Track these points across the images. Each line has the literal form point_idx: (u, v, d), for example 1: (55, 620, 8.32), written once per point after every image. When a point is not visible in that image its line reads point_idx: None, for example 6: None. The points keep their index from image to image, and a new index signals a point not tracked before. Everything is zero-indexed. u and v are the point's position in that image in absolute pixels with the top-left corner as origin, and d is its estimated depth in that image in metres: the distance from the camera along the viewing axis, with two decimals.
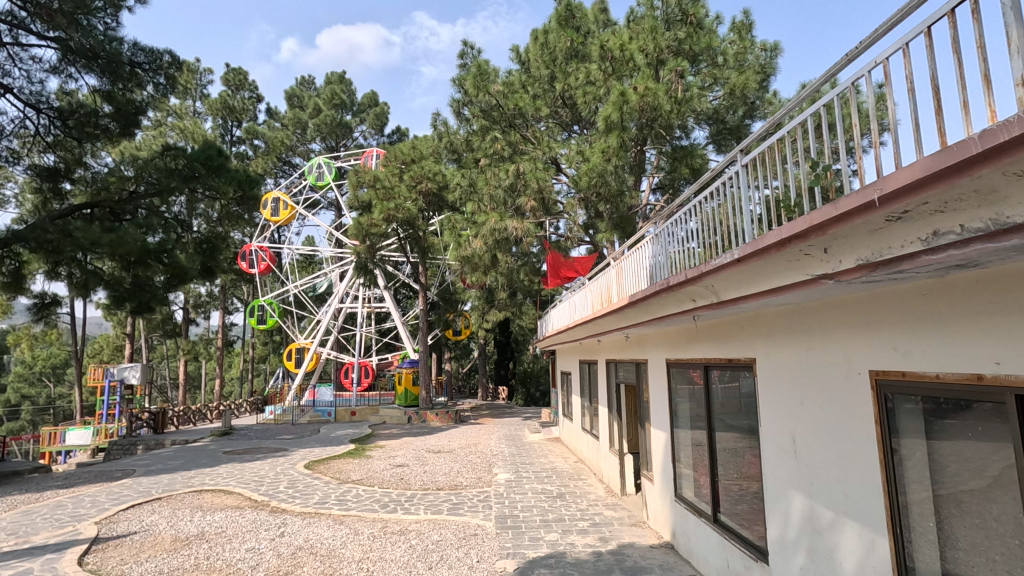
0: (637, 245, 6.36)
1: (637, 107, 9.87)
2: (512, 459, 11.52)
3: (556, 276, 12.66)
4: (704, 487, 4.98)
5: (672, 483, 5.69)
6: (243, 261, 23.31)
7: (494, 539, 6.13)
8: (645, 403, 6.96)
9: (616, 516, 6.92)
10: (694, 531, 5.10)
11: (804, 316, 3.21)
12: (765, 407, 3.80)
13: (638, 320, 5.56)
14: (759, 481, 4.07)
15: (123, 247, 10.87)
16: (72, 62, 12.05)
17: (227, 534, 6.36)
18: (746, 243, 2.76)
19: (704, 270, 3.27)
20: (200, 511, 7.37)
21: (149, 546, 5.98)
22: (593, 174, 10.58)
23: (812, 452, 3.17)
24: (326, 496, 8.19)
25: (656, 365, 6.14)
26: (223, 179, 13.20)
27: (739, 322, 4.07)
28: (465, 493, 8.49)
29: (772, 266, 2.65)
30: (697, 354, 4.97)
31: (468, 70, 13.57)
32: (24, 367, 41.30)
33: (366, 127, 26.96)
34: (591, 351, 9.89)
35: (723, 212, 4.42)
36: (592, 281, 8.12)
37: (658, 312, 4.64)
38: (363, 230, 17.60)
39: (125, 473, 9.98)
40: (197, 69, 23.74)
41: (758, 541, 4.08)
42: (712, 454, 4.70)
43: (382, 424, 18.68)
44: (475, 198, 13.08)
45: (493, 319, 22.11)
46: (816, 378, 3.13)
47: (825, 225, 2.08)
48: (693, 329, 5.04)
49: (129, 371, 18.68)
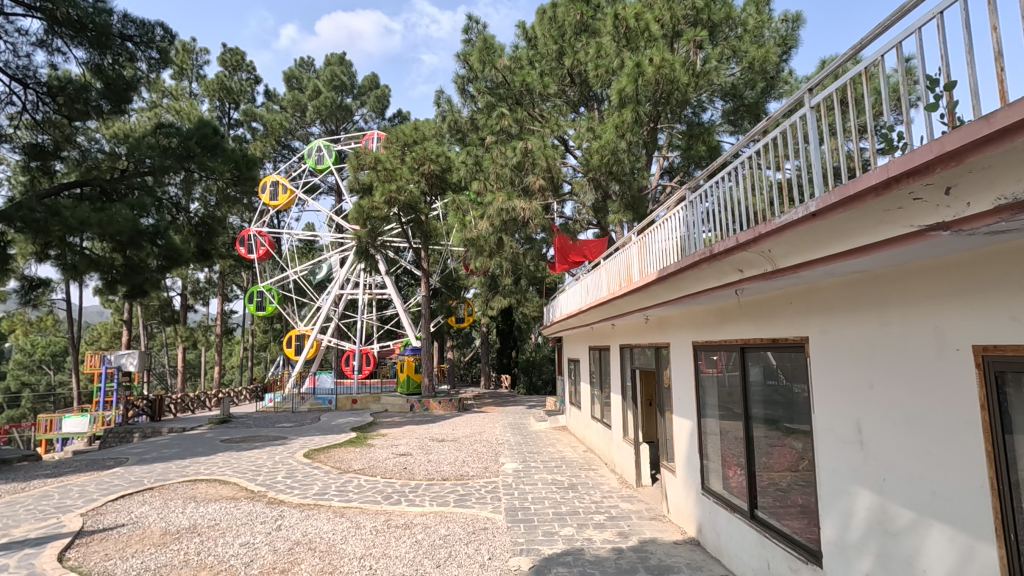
0: (660, 220, 5.88)
1: (652, 79, 9.40)
2: (519, 448, 11.13)
3: (564, 260, 12.45)
4: (737, 481, 4.56)
5: (699, 477, 5.25)
6: (242, 246, 22.78)
7: (506, 534, 5.74)
8: (664, 391, 6.55)
9: (634, 509, 6.51)
10: (726, 529, 4.67)
11: (877, 285, 2.79)
12: (817, 392, 3.37)
13: (663, 299, 5.10)
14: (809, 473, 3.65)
15: (113, 227, 10.39)
16: (60, 35, 11.59)
17: (221, 527, 5.96)
18: (827, 193, 2.31)
19: (763, 231, 2.82)
20: (193, 502, 6.99)
21: (137, 540, 5.60)
22: (605, 152, 10.09)
23: (885, 442, 2.76)
24: (327, 487, 7.81)
25: (681, 348, 5.69)
26: (219, 159, 12.75)
27: (787, 297, 3.63)
28: (472, 483, 8.10)
29: (862, 217, 2.20)
30: (731, 335, 4.52)
31: (473, 45, 13.00)
32: (24, 355, 41.15)
33: (366, 110, 26.27)
34: (603, 335, 9.49)
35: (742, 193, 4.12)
36: (608, 260, 7.60)
37: (691, 289, 4.20)
38: (364, 213, 17.07)
39: (117, 462, 9.59)
40: (193, 48, 23.08)
41: (809, 541, 3.66)
42: (750, 444, 4.28)
43: (384, 412, 18.33)
44: (481, 177, 12.63)
45: (497, 306, 21.57)
46: (893, 357, 2.70)
47: (961, 153, 1.64)
48: (725, 308, 4.63)
49: (127, 358, 18.27)
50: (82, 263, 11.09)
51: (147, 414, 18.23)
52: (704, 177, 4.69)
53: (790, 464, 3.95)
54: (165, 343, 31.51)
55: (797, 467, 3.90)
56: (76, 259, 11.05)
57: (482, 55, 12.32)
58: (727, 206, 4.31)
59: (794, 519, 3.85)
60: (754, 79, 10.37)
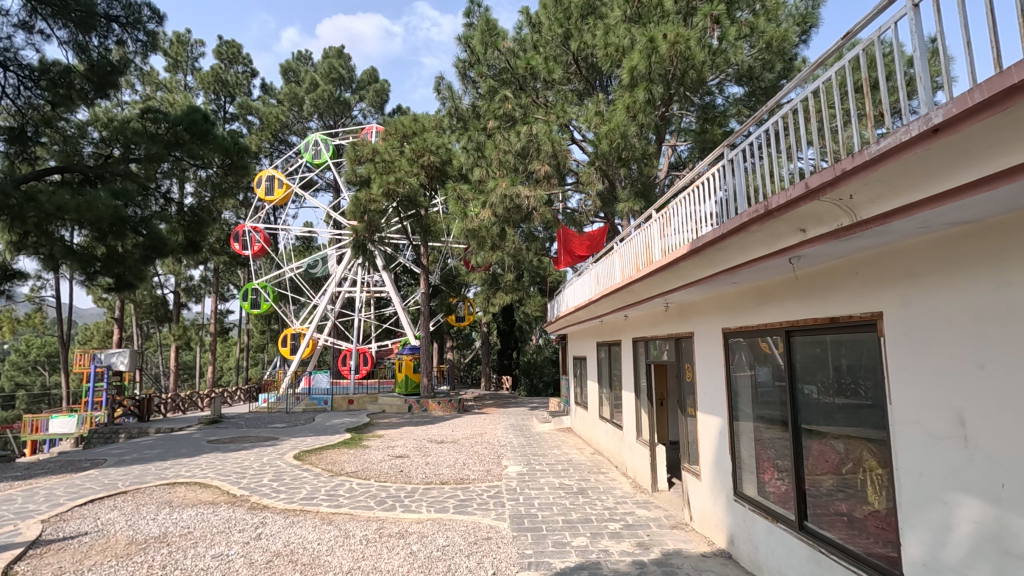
0: (677, 199, 5.35)
1: (666, 56, 8.87)
2: (523, 450, 10.54)
3: (568, 255, 11.67)
4: (778, 485, 3.98)
5: (731, 481, 4.64)
6: (236, 242, 22.12)
7: (512, 545, 5.13)
8: (684, 386, 5.97)
9: (652, 517, 5.91)
10: (766, 541, 4.06)
11: (990, 238, 2.24)
12: (895, 379, 2.79)
13: (687, 281, 4.50)
14: (875, 472, 3.11)
15: (92, 212, 9.77)
16: (41, 14, 11.00)
17: (194, 536, 5.36)
18: (955, 100, 1.75)
19: (847, 167, 2.23)
20: (168, 507, 6.40)
21: (98, 550, 5.01)
22: (614, 135, 9.49)
23: (1003, 438, 2.19)
24: (316, 491, 7.18)
25: (707, 337, 5.13)
26: (209, 146, 12.17)
27: (852, 266, 3.05)
28: (474, 488, 7.49)
29: (1012, 125, 1.65)
30: (771, 317, 3.95)
31: (475, 29, 12.44)
32: (19, 355, 40.46)
33: (366, 104, 25.68)
34: (613, 329, 8.89)
35: (760, 177, 3.80)
36: (621, 245, 6.98)
37: (728, 263, 3.61)
38: (362, 206, 16.59)
39: (94, 463, 8.97)
40: (188, 40, 22.54)
41: (874, 554, 3.08)
42: (795, 441, 3.74)
43: (382, 413, 17.65)
44: (483, 164, 12.04)
45: (499, 304, 20.89)
46: (1016, 325, 2.15)
47: None
48: (761, 288, 4.08)
49: (117, 356, 17.66)
50: (57, 250, 10.36)
51: (135, 415, 17.96)
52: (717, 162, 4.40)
53: (831, 467, 3.48)
54: (159, 344, 30.85)
55: (841, 469, 3.43)
56: (50, 246, 10.35)
57: (485, 37, 11.87)
58: (734, 195, 4.14)
59: (837, 527, 3.34)
60: (769, 63, 9.85)
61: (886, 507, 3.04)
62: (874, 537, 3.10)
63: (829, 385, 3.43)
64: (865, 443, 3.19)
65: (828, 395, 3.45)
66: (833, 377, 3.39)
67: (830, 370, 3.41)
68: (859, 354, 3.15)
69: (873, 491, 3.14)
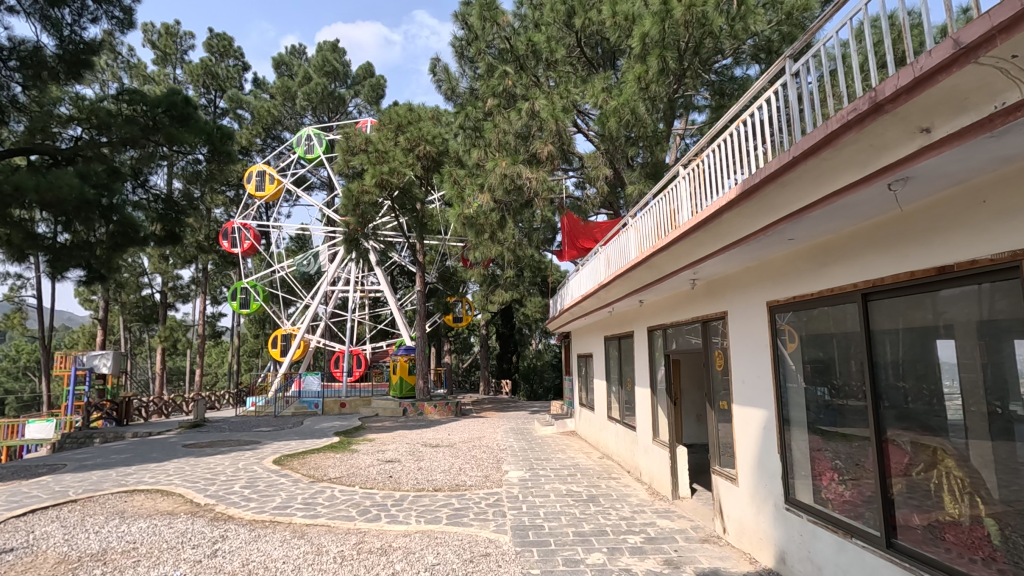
0: (695, 165, 4.61)
1: (681, 21, 8.11)
2: (524, 454, 9.73)
3: (574, 247, 11.08)
4: (838, 490, 3.29)
5: (781, 486, 3.81)
6: (225, 240, 21.31)
7: (515, 564, 4.28)
8: (711, 375, 5.21)
9: (675, 528, 5.12)
10: (833, 561, 3.25)
11: None
12: None
13: (727, 246, 3.70)
14: (967, 471, 2.56)
15: (53, 191, 8.95)
16: None
17: (138, 553, 4.54)
18: None
19: None
20: (118, 518, 5.56)
21: (17, 572, 4.17)
22: (623, 111, 8.73)
23: None
24: (291, 499, 6.34)
25: (744, 313, 4.38)
26: (189, 129, 11.34)
27: (989, 185, 2.24)
28: (471, 494, 6.66)
29: None
30: (841, 279, 3.16)
31: (473, 4, 11.67)
32: (8, 361, 39.58)
33: (361, 100, 24.95)
34: (624, 320, 8.15)
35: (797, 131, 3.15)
36: (634, 221, 6.26)
37: (792, 205, 2.81)
38: (354, 198, 15.71)
39: (51, 469, 8.11)
40: (177, 32, 21.78)
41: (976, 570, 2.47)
42: (855, 442, 3.16)
43: (374, 417, 16.80)
44: (481, 145, 11.26)
45: (498, 302, 20.09)
46: None
47: None
48: (827, 242, 3.26)
49: (99, 359, 16.65)
50: (18, 237, 9.56)
51: (114, 419, 17.05)
52: (746, 114, 3.71)
53: (896, 468, 2.88)
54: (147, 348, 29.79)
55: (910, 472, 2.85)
56: (9, 231, 9.52)
57: (483, 11, 11.01)
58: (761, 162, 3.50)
59: (917, 542, 2.74)
60: (790, 36, 9.12)
61: (971, 517, 2.54)
62: (955, 550, 2.57)
63: (844, 386, 3.24)
64: (940, 442, 2.69)
65: (844, 397, 3.26)
66: (845, 376, 3.24)
67: (843, 371, 3.25)
68: (899, 350, 2.85)
69: (951, 497, 2.63)
